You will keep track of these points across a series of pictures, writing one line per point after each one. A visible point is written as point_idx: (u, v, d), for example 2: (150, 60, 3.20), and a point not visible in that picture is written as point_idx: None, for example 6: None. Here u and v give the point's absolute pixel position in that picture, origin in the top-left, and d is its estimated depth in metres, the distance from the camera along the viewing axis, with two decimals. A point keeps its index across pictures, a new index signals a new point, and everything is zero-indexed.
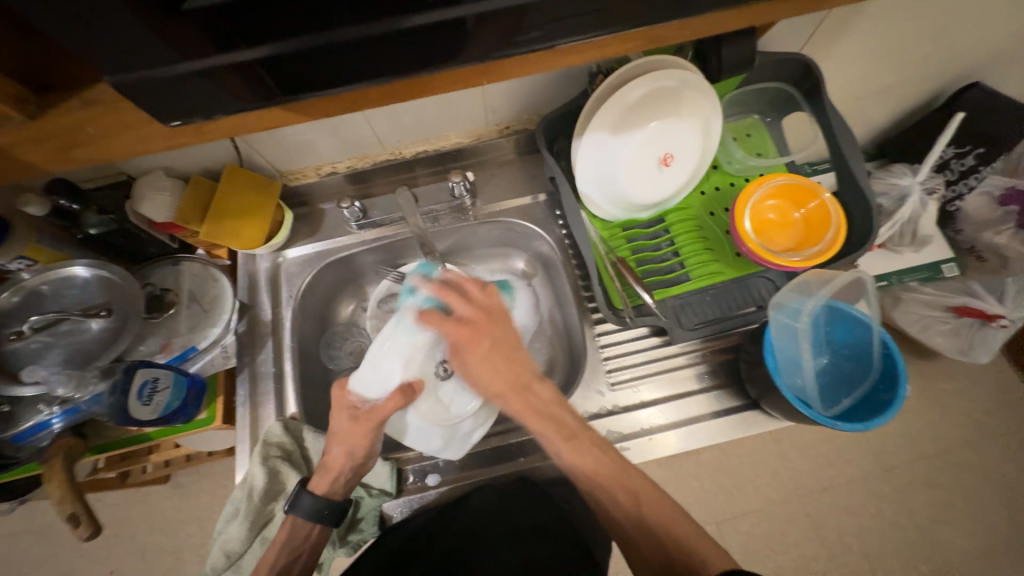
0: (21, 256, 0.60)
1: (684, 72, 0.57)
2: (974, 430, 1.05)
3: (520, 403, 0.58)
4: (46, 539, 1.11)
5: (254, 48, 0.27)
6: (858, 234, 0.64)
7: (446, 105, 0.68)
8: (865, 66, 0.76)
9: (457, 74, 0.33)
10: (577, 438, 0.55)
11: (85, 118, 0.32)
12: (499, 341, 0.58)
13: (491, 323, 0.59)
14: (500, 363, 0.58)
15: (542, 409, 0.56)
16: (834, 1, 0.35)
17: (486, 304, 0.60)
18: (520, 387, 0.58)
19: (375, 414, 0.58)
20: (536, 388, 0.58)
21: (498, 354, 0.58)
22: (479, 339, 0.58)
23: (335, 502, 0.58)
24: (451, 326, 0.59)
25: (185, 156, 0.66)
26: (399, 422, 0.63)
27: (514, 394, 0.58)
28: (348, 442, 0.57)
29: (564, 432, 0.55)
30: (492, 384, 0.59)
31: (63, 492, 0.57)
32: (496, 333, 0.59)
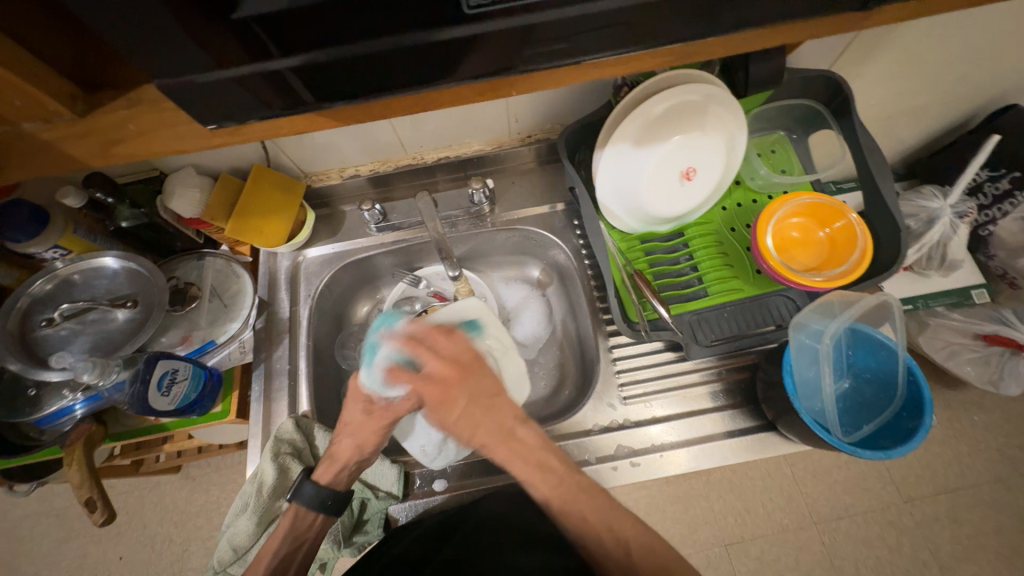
0: (57, 246, 0.63)
1: (709, 87, 0.56)
2: (1002, 465, 1.00)
3: (503, 450, 0.52)
4: (61, 522, 1.14)
5: (286, 58, 0.28)
6: (885, 255, 0.62)
7: (469, 114, 0.69)
8: (897, 85, 0.75)
9: (486, 84, 0.33)
10: (564, 483, 0.50)
11: (126, 116, 0.34)
12: (473, 394, 0.54)
13: (465, 374, 0.55)
14: (478, 416, 0.53)
15: (524, 456, 0.51)
16: (871, 20, 0.34)
17: (456, 354, 0.56)
18: (505, 434, 0.52)
19: (389, 411, 0.58)
20: (520, 432, 0.53)
21: (476, 407, 0.53)
22: (453, 396, 0.54)
23: (339, 491, 0.58)
24: (423, 381, 0.55)
25: (215, 155, 0.68)
26: (426, 440, 0.63)
27: (499, 443, 0.52)
28: (358, 435, 0.58)
29: (551, 479, 0.50)
30: (472, 440, 0.53)
31: (81, 477, 0.58)
32: (472, 387, 0.54)
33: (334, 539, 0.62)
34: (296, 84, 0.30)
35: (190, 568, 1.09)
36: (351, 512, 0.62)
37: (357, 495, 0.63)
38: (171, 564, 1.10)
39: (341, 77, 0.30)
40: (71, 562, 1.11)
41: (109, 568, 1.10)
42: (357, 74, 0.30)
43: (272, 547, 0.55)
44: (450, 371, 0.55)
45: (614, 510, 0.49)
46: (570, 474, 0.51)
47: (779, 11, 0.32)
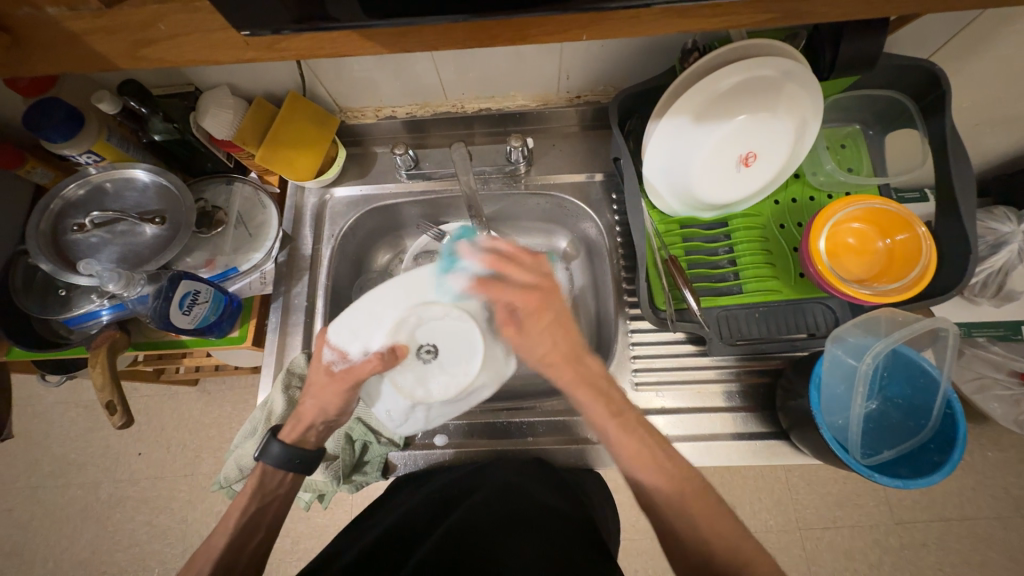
0: (90, 151, 0.62)
1: (791, 62, 0.50)
2: (1006, 504, 0.97)
3: (568, 371, 0.56)
4: (89, 413, 1.22)
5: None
6: (946, 276, 0.57)
7: (519, 62, 0.64)
8: (999, 88, 0.66)
9: (554, 22, 0.30)
10: (624, 414, 0.53)
11: (157, 13, 0.30)
12: (556, 318, 0.56)
13: (548, 295, 0.57)
14: (559, 334, 0.57)
15: (591, 381, 0.55)
16: None
17: (543, 271, 0.58)
18: (573, 355, 0.56)
19: (352, 373, 0.57)
20: (586, 358, 0.56)
21: (559, 327, 0.57)
22: (547, 310, 0.57)
23: (306, 450, 0.57)
24: (518, 292, 0.57)
25: (252, 76, 0.65)
26: (394, 408, 0.60)
27: (566, 363, 0.55)
28: (320, 398, 0.58)
29: (612, 408, 0.53)
30: (543, 354, 0.56)
31: (104, 380, 0.61)
32: (554, 310, 0.57)
33: (333, 475, 0.63)
34: None
35: (199, 473, 1.17)
36: (352, 452, 0.64)
37: (360, 437, 0.65)
38: (182, 467, 1.17)
39: None
40: (95, 451, 1.20)
41: (128, 461, 1.19)
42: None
43: (239, 504, 0.55)
44: (535, 291, 0.57)
45: (669, 453, 0.50)
46: (630, 415, 0.53)
47: None
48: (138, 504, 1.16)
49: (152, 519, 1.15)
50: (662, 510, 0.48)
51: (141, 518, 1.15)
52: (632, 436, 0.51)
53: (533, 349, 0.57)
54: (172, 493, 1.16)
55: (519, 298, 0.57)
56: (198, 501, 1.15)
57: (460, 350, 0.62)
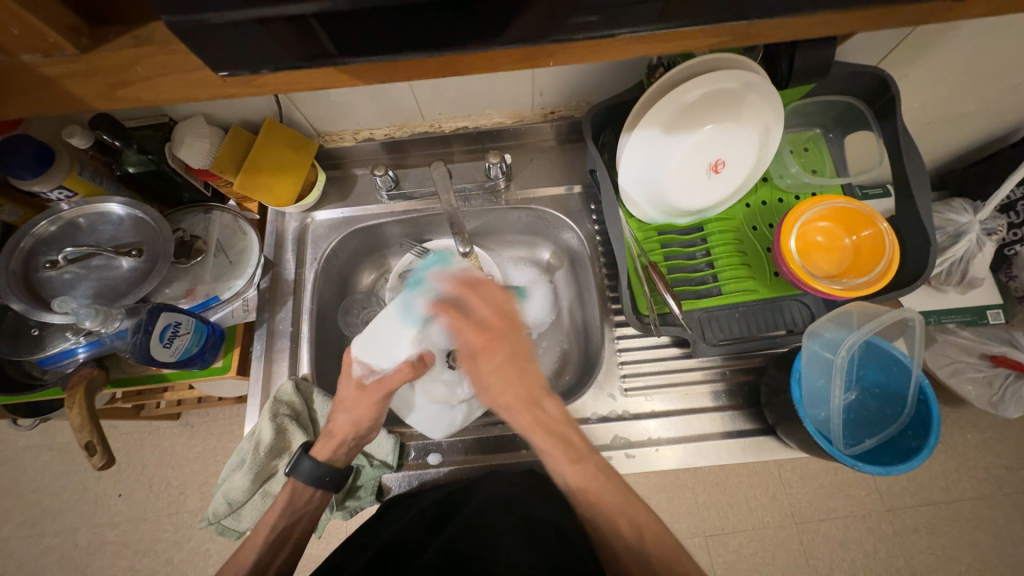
0: (62, 186, 0.61)
1: (750, 74, 0.53)
2: (989, 484, 1.00)
3: (528, 417, 0.57)
4: (64, 456, 1.17)
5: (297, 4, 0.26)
6: (911, 267, 0.60)
7: (492, 83, 0.66)
8: (945, 89, 0.71)
9: (523, 52, 0.32)
10: (584, 461, 0.53)
11: (135, 56, 0.31)
12: (512, 355, 0.60)
13: (498, 335, 0.61)
14: (511, 375, 0.59)
15: (548, 426, 0.55)
16: (924, 15, 0.32)
17: (502, 311, 0.62)
18: (531, 401, 0.57)
19: (382, 384, 0.59)
20: (546, 403, 0.57)
21: (511, 367, 0.59)
22: (496, 350, 0.60)
23: (337, 468, 0.59)
24: (469, 328, 0.61)
25: (227, 106, 0.66)
26: (438, 418, 0.63)
27: (524, 407, 0.57)
28: (353, 411, 0.59)
29: (571, 455, 0.54)
30: (500, 395, 0.59)
31: (81, 420, 0.59)
32: (507, 347, 0.60)
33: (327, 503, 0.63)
34: (303, 33, 0.28)
35: (185, 511, 1.13)
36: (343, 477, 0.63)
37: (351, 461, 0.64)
38: (166, 505, 1.13)
39: (355, 30, 0.28)
40: (72, 495, 1.15)
41: (108, 503, 1.14)
42: (378, 32, 0.28)
43: (269, 521, 0.56)
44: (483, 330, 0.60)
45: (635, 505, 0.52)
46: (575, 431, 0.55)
47: (825, 1, 0.30)
48: (120, 548, 1.11)
49: (136, 562, 1.10)
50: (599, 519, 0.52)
51: (124, 563, 1.10)
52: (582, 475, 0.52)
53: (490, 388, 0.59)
54: (157, 534, 1.11)
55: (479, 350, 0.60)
56: (185, 540, 1.11)
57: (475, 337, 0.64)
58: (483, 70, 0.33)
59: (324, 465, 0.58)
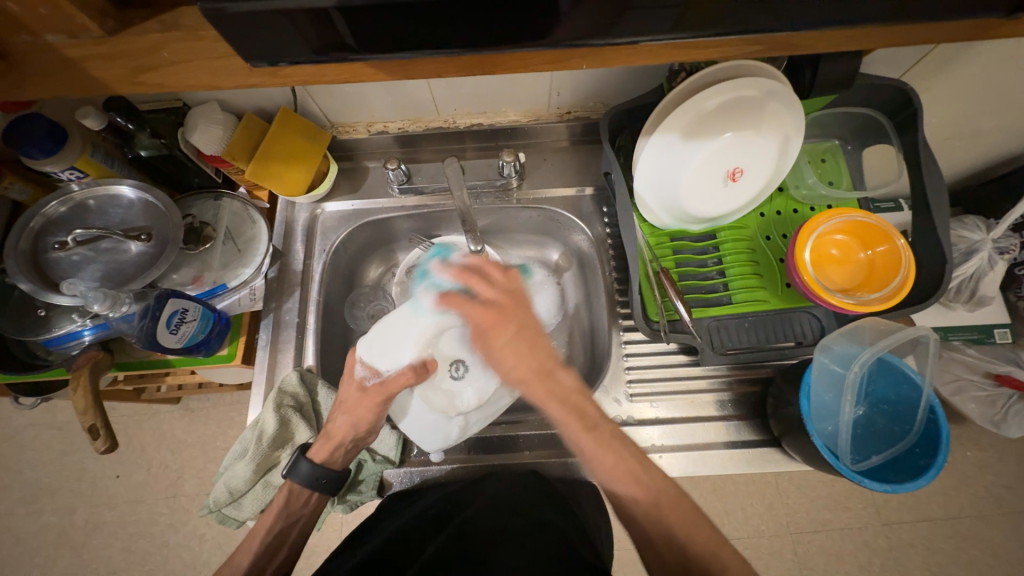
0: (73, 168, 0.61)
1: (772, 82, 0.52)
2: (988, 503, 1.00)
3: (542, 390, 0.52)
4: (64, 435, 1.18)
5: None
6: (925, 285, 0.59)
7: (510, 81, 0.65)
8: (966, 106, 0.70)
9: (549, 53, 0.31)
10: (599, 428, 0.51)
11: (161, 41, 0.31)
12: (519, 331, 0.54)
13: (512, 307, 0.55)
14: (523, 348, 0.53)
15: (564, 397, 0.52)
16: (959, 32, 0.32)
17: (509, 288, 0.56)
18: (543, 372, 0.53)
19: (383, 388, 0.57)
20: (560, 374, 0.53)
21: (523, 339, 0.53)
22: (505, 325, 0.54)
23: (333, 471, 0.58)
24: (475, 308, 0.55)
25: (241, 93, 0.65)
26: (434, 433, 0.62)
27: (536, 380, 0.52)
28: (353, 413, 0.57)
29: (586, 423, 0.51)
30: (513, 371, 0.54)
31: (85, 403, 0.59)
32: (517, 320, 0.54)
33: None
34: (327, 26, 0.27)
35: (182, 495, 1.13)
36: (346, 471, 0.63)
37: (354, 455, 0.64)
38: (164, 489, 1.13)
39: (381, 25, 0.28)
40: (70, 475, 1.16)
41: (106, 484, 1.15)
42: (405, 28, 0.28)
43: (265, 524, 0.56)
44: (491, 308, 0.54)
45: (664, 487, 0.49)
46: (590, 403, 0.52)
47: (861, 13, 0.29)
48: (116, 529, 1.11)
49: (131, 544, 1.10)
50: (622, 496, 0.49)
51: (120, 544, 1.10)
52: (609, 453, 0.50)
53: (509, 362, 0.54)
54: (153, 516, 1.12)
55: (476, 313, 0.55)
56: (181, 524, 1.11)
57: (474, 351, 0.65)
58: (508, 71, 0.33)
59: (321, 466, 0.56)
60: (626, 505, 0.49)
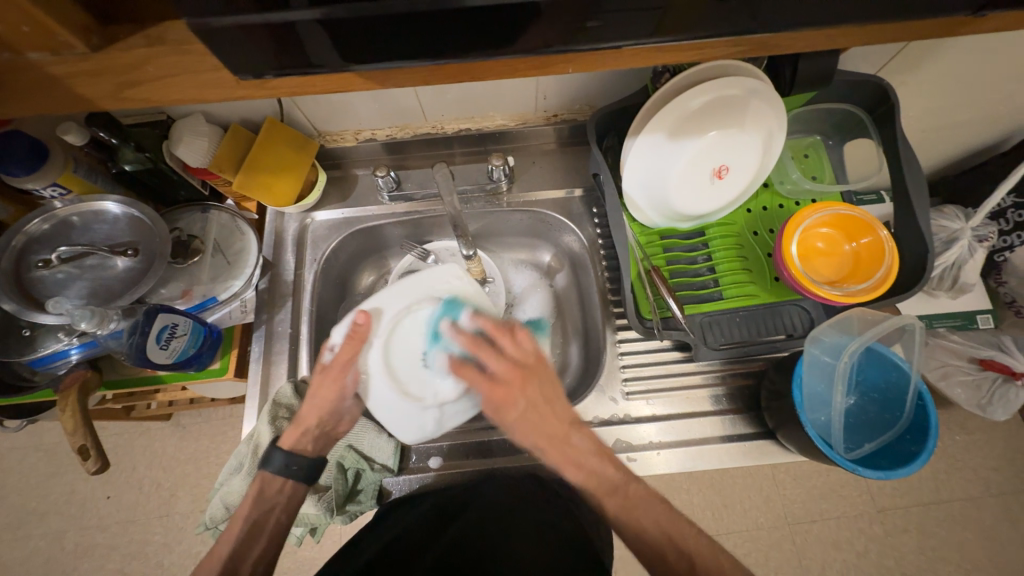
0: (55, 184, 0.60)
1: (754, 81, 0.53)
2: (977, 485, 1.02)
3: (557, 456, 0.53)
4: (51, 457, 1.15)
5: (308, 9, 0.26)
6: (909, 274, 0.61)
7: (496, 85, 0.66)
8: (941, 99, 0.72)
9: (532, 59, 0.32)
10: (622, 491, 0.50)
11: (147, 57, 0.31)
12: (536, 401, 0.53)
13: (527, 376, 0.54)
14: (537, 415, 0.53)
15: (580, 462, 0.52)
16: (926, 30, 0.33)
17: (523, 356, 0.56)
18: (557, 440, 0.53)
19: (339, 362, 0.58)
20: (575, 440, 0.53)
21: (537, 409, 0.53)
22: (515, 400, 0.54)
23: (304, 457, 0.57)
24: (490, 375, 0.55)
25: (226, 104, 0.65)
26: (410, 424, 0.60)
27: (552, 447, 0.52)
28: (316, 392, 0.58)
29: (607, 488, 0.50)
30: (526, 441, 0.54)
31: (74, 423, 0.58)
32: (535, 391, 0.54)
33: (326, 506, 0.62)
34: (311, 37, 0.27)
35: (176, 513, 1.11)
36: (345, 481, 0.62)
37: (352, 464, 0.63)
38: (157, 508, 1.11)
39: (364, 35, 0.28)
40: (59, 497, 1.13)
41: (96, 505, 1.12)
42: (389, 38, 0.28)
43: (240, 514, 0.54)
44: (517, 369, 0.54)
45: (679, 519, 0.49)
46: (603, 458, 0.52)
47: (835, 13, 0.30)
48: (109, 551, 1.09)
49: (125, 566, 1.08)
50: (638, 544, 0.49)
51: (113, 566, 1.08)
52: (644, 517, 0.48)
53: (528, 429, 0.53)
54: (147, 536, 1.10)
55: (483, 382, 0.55)
56: (175, 543, 1.09)
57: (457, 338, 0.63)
58: (493, 77, 0.33)
59: (291, 453, 0.56)
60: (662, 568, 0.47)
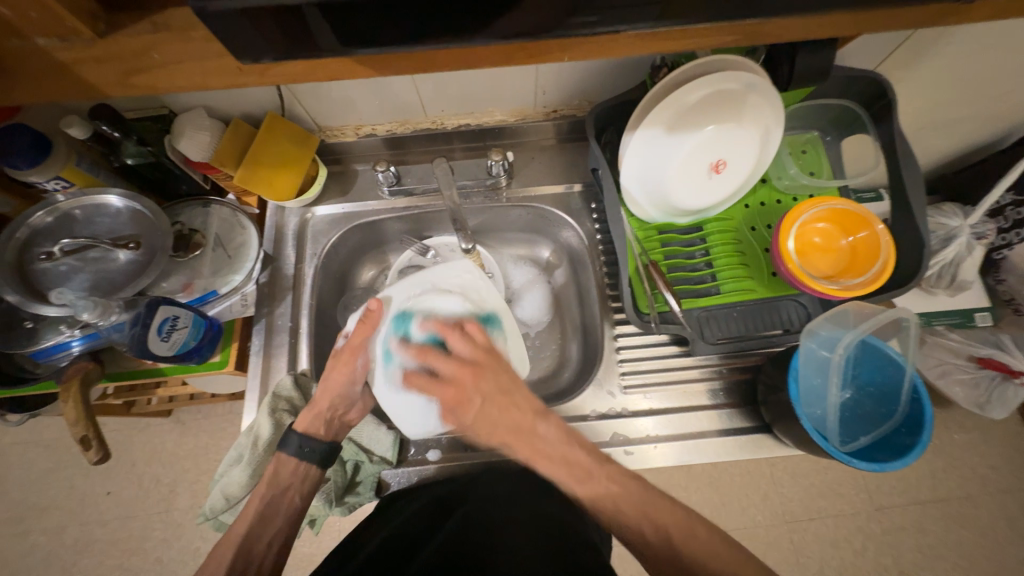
0: (58, 177, 0.60)
1: (752, 76, 0.54)
2: (975, 484, 1.02)
3: (525, 449, 0.53)
4: (51, 453, 1.15)
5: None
6: (905, 269, 0.61)
7: (495, 81, 0.66)
8: (939, 95, 0.72)
9: (532, 46, 0.32)
10: (593, 477, 0.50)
11: (151, 43, 0.31)
12: (489, 393, 0.54)
13: (478, 372, 0.56)
14: (494, 410, 0.54)
15: (549, 453, 0.52)
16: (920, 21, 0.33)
17: (482, 348, 0.57)
18: (522, 432, 0.53)
19: (350, 347, 0.61)
20: (540, 429, 0.53)
21: (492, 403, 0.54)
22: (468, 397, 0.55)
23: (318, 441, 0.58)
24: (447, 369, 0.56)
25: (228, 98, 0.65)
26: (415, 416, 0.62)
27: (516, 439, 0.53)
28: (328, 376, 0.60)
29: (577, 474, 0.50)
30: (491, 438, 0.54)
31: (76, 415, 0.58)
32: (489, 383, 0.55)
33: (325, 498, 0.62)
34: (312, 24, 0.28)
35: (176, 509, 1.11)
36: (343, 473, 0.63)
37: (351, 457, 0.64)
38: (157, 503, 1.12)
39: (364, 21, 0.28)
40: (59, 493, 1.13)
41: (96, 501, 1.12)
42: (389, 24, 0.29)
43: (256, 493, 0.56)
44: (465, 366, 0.55)
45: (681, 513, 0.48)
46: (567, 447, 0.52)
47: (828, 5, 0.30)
48: (109, 547, 1.09)
49: (125, 561, 1.08)
50: (611, 522, 0.49)
51: (113, 561, 1.09)
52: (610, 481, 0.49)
53: (485, 422, 0.54)
54: (146, 532, 1.10)
55: (450, 373, 0.56)
56: (175, 538, 1.09)
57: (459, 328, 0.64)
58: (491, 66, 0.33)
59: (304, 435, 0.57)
60: (641, 551, 0.47)
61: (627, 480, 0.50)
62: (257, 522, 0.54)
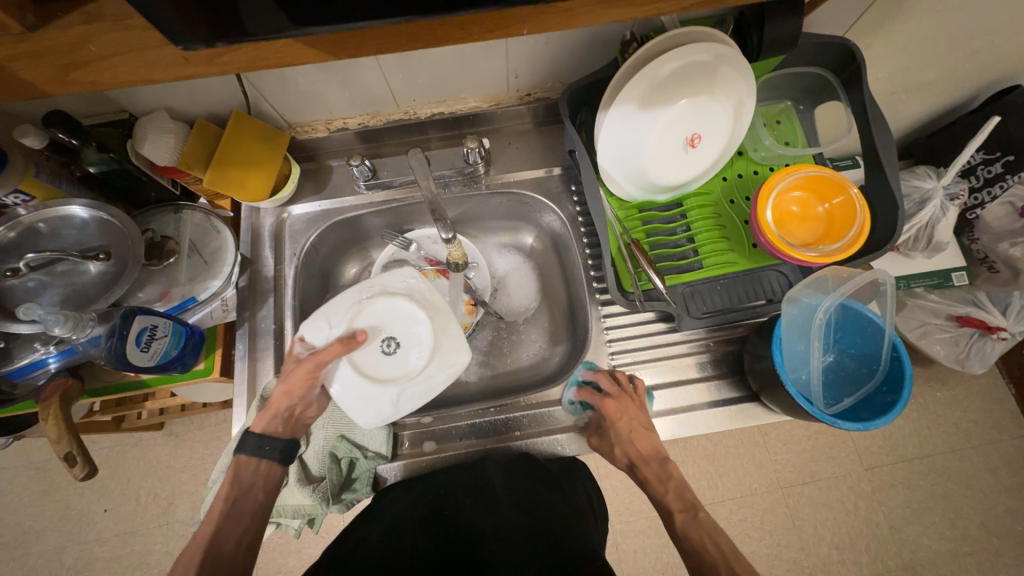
0: (17, 190, 0.57)
1: (722, 46, 0.53)
2: (958, 437, 1.06)
3: (648, 474, 0.60)
4: (43, 475, 1.13)
5: None
6: (881, 231, 0.62)
7: (466, 67, 0.65)
8: (908, 58, 0.73)
9: (491, 18, 0.31)
10: (697, 513, 0.56)
11: (87, 34, 0.30)
12: (638, 421, 0.60)
13: (635, 401, 0.61)
14: (637, 436, 0.60)
15: (666, 486, 0.59)
16: None
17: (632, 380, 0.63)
18: (654, 459, 0.60)
19: (315, 360, 0.58)
20: (666, 463, 0.60)
21: (640, 430, 0.60)
22: (618, 417, 0.60)
23: (276, 438, 0.59)
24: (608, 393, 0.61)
25: (190, 99, 0.63)
26: (373, 408, 0.59)
27: (643, 464, 0.60)
28: (290, 385, 0.58)
29: (682, 507, 0.57)
30: (621, 455, 0.61)
31: (59, 432, 0.57)
32: (635, 414, 0.60)
33: (322, 497, 0.61)
34: None
35: (176, 522, 1.10)
36: (339, 470, 0.63)
37: (346, 454, 0.64)
38: (156, 517, 1.11)
39: None
40: (55, 514, 1.12)
41: (94, 519, 1.11)
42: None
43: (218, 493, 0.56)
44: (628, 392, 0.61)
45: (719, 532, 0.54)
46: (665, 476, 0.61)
47: None
48: (111, 564, 1.08)
49: None
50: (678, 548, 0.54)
51: None
52: (716, 526, 0.55)
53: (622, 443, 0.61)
54: (148, 546, 1.09)
55: (604, 401, 0.61)
56: (178, 551, 1.09)
57: (404, 323, 0.63)
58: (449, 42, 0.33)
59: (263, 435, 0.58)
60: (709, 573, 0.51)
61: (703, 515, 0.56)
62: (223, 520, 0.54)
